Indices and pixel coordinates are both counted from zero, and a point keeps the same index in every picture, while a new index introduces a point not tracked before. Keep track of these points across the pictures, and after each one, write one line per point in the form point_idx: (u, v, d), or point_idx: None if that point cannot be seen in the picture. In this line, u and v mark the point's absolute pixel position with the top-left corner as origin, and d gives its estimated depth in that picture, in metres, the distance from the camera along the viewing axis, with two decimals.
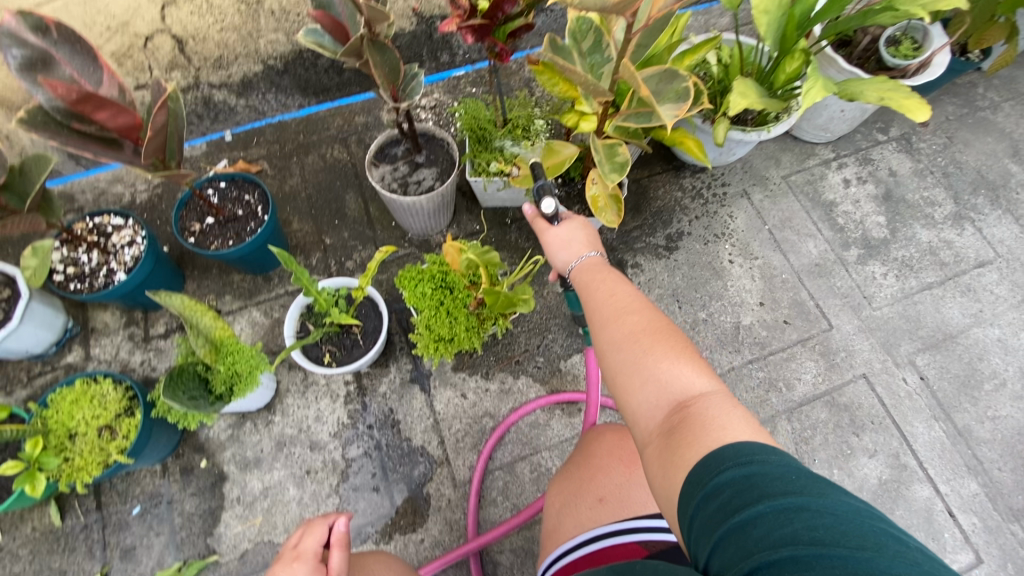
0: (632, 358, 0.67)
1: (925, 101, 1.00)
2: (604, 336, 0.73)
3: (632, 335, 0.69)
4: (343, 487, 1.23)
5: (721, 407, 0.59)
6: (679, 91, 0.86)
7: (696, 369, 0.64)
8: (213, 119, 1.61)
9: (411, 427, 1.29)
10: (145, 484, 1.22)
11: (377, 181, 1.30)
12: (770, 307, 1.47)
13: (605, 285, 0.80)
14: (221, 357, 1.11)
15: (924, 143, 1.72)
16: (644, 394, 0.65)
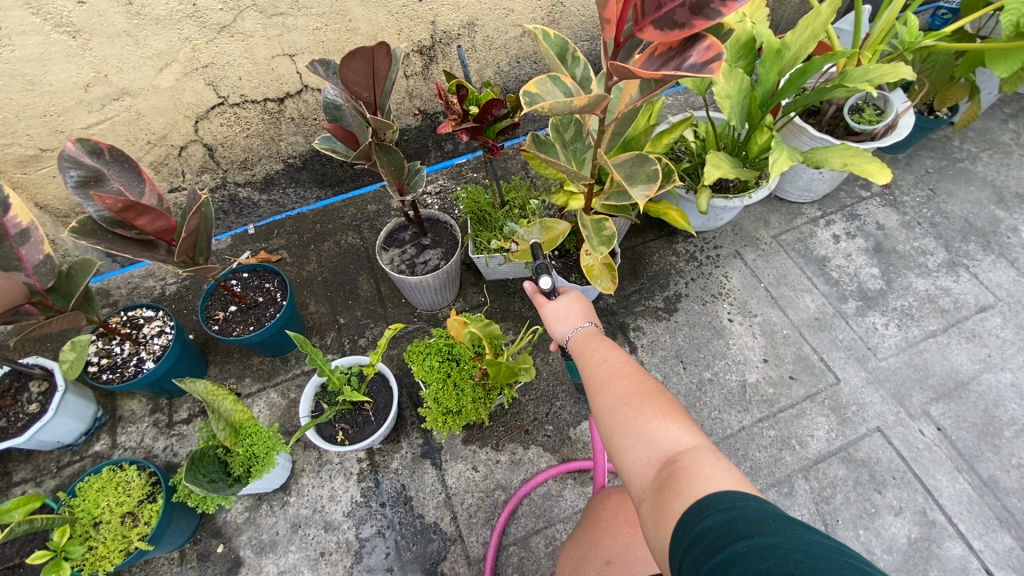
0: (624, 418, 0.74)
1: (884, 165, 1.08)
2: (598, 401, 0.80)
3: (622, 398, 0.76)
4: (357, 569, 1.22)
5: (705, 462, 0.65)
6: (650, 173, 0.96)
7: (680, 429, 0.70)
8: (238, 214, 1.76)
9: (423, 502, 1.29)
10: (162, 573, 1.22)
11: (387, 264, 1.40)
12: (774, 363, 1.48)
13: (600, 353, 0.87)
14: (240, 439, 1.16)
15: (909, 196, 1.79)
16: (635, 451, 0.71)
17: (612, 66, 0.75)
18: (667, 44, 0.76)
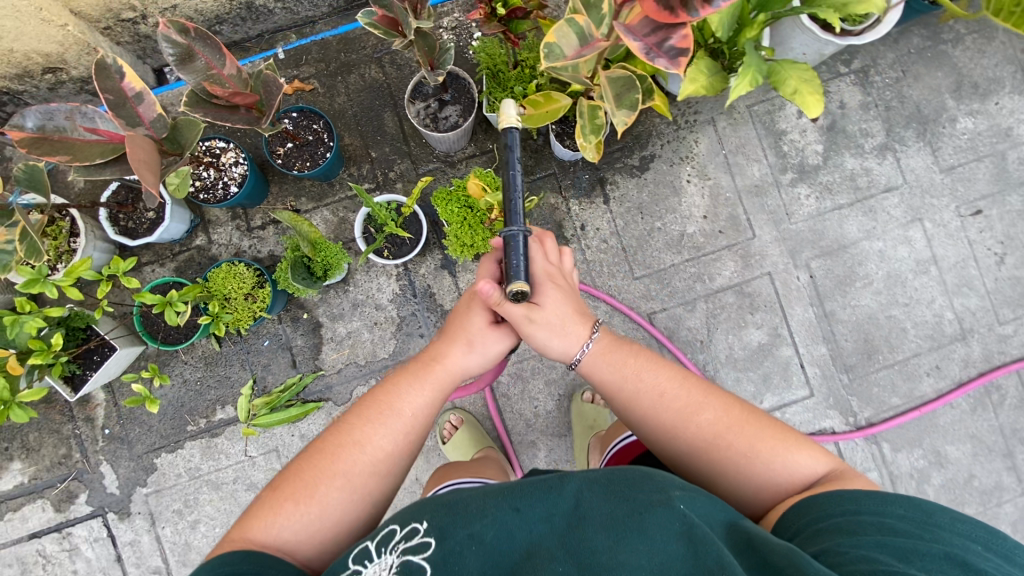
0: (741, 449, 0.99)
1: (819, 100, 1.34)
2: (699, 436, 1.02)
3: (731, 431, 1.01)
4: (399, 334, 1.86)
5: (846, 475, 0.93)
6: (633, 100, 1.25)
7: (806, 454, 0.97)
8: (255, 22, 1.88)
9: (443, 296, 1.87)
10: (269, 327, 1.85)
11: (414, 117, 1.68)
12: (712, 220, 1.93)
13: (642, 376, 1.11)
14: (318, 252, 1.63)
15: (881, 76, 1.99)
16: (757, 475, 0.97)
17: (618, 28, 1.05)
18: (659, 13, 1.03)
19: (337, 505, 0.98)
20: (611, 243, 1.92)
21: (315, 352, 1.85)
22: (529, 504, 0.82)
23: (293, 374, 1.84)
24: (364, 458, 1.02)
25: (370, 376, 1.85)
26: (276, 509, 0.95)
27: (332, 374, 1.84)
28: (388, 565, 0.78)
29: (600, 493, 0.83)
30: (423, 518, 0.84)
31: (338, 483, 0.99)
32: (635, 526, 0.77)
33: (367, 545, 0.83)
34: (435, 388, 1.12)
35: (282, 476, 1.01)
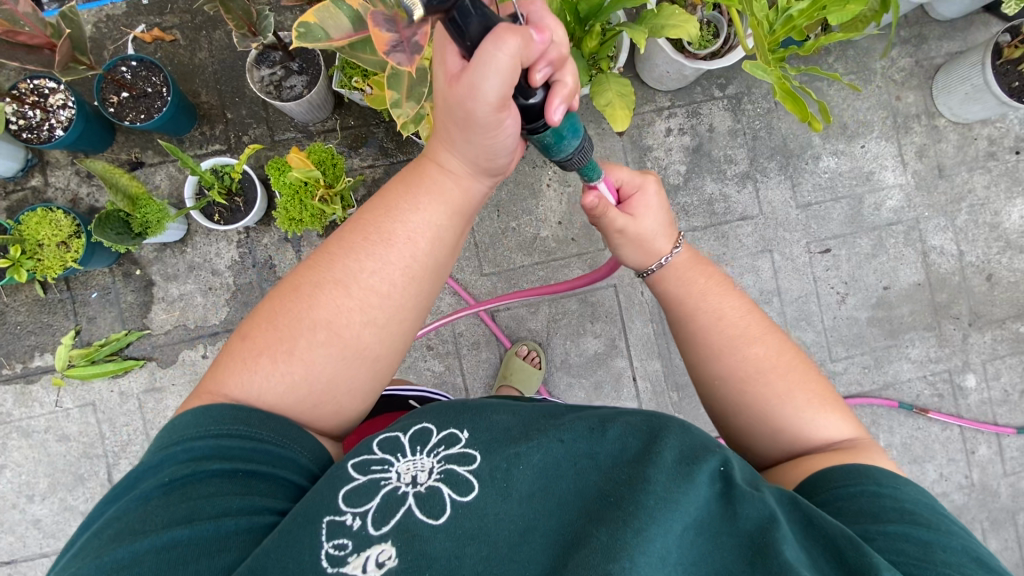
0: (778, 391, 0.93)
1: (624, 117, 1.37)
2: (738, 364, 0.96)
3: (784, 376, 0.94)
4: (234, 302, 1.83)
5: (872, 452, 0.88)
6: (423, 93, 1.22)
7: (838, 416, 0.93)
8: None
9: (283, 269, 1.84)
10: (98, 279, 1.80)
11: (256, 83, 1.66)
12: (566, 226, 1.95)
13: (710, 290, 1.05)
14: (137, 207, 1.59)
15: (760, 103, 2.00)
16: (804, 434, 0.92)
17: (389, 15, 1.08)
18: None
19: (310, 369, 0.88)
20: (463, 237, 1.93)
21: (144, 310, 1.81)
22: (565, 427, 0.81)
23: (118, 329, 1.80)
24: (343, 322, 0.89)
25: (198, 340, 1.82)
26: (250, 364, 0.87)
27: (160, 334, 1.81)
28: (425, 467, 0.80)
29: (648, 436, 0.79)
30: (464, 428, 0.85)
31: (308, 344, 0.88)
32: (687, 459, 0.75)
33: (400, 439, 0.86)
34: (433, 218, 0.95)
35: (249, 323, 0.92)
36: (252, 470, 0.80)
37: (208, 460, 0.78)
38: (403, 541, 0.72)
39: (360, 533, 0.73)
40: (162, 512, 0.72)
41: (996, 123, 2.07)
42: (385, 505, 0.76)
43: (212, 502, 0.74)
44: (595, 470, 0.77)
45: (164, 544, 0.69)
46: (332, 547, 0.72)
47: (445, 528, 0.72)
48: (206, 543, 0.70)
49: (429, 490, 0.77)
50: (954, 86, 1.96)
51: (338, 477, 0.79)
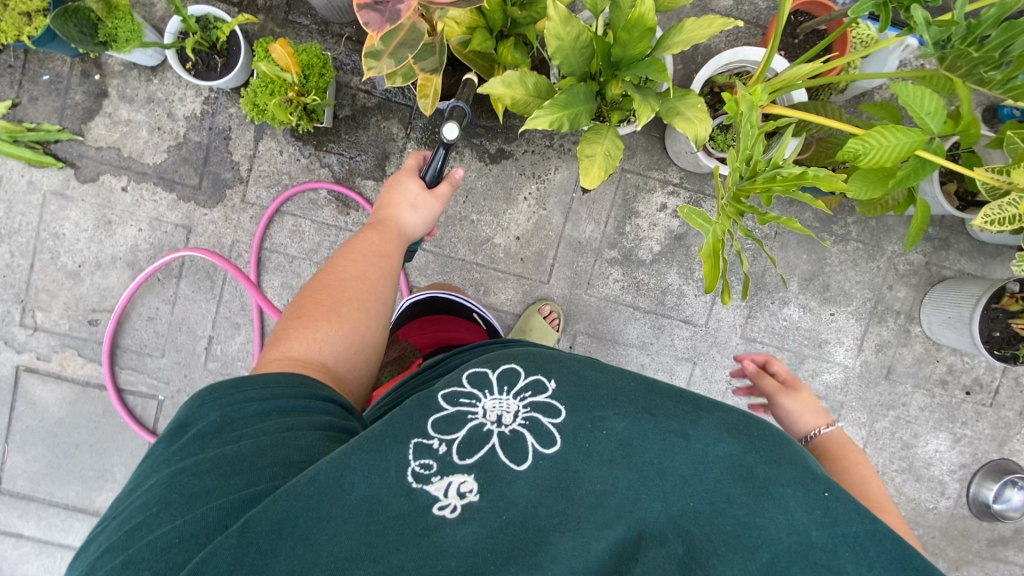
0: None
1: (595, 179, 1.28)
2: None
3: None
4: (176, 153, 1.77)
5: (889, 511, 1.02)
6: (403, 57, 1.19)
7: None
8: None
9: (236, 146, 1.78)
10: (56, 65, 1.72)
11: None
12: (521, 244, 1.89)
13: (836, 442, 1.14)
14: (111, 17, 1.49)
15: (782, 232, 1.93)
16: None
17: None
18: None
19: (360, 327, 1.14)
20: None
21: (86, 116, 1.74)
22: (563, 385, 0.88)
23: (52, 122, 1.73)
24: (378, 298, 1.20)
25: (124, 171, 1.76)
26: (314, 328, 1.08)
27: (91, 147, 1.75)
28: (511, 409, 0.87)
29: (647, 413, 0.84)
30: (551, 378, 0.89)
31: (357, 308, 1.15)
32: (678, 441, 0.81)
33: (488, 374, 0.92)
34: (396, 238, 1.32)
35: (303, 302, 1.14)
36: (287, 405, 0.88)
37: (265, 399, 0.88)
38: (486, 478, 0.81)
39: (447, 460, 0.82)
40: (212, 438, 0.82)
41: (962, 354, 2.03)
42: (470, 439, 0.85)
43: (253, 438, 0.81)
44: (605, 436, 0.82)
45: (221, 456, 0.78)
46: (419, 465, 0.81)
47: (528, 476, 0.81)
48: (252, 453, 0.78)
49: (514, 434, 0.85)
50: (943, 304, 1.90)
51: (425, 403, 0.88)
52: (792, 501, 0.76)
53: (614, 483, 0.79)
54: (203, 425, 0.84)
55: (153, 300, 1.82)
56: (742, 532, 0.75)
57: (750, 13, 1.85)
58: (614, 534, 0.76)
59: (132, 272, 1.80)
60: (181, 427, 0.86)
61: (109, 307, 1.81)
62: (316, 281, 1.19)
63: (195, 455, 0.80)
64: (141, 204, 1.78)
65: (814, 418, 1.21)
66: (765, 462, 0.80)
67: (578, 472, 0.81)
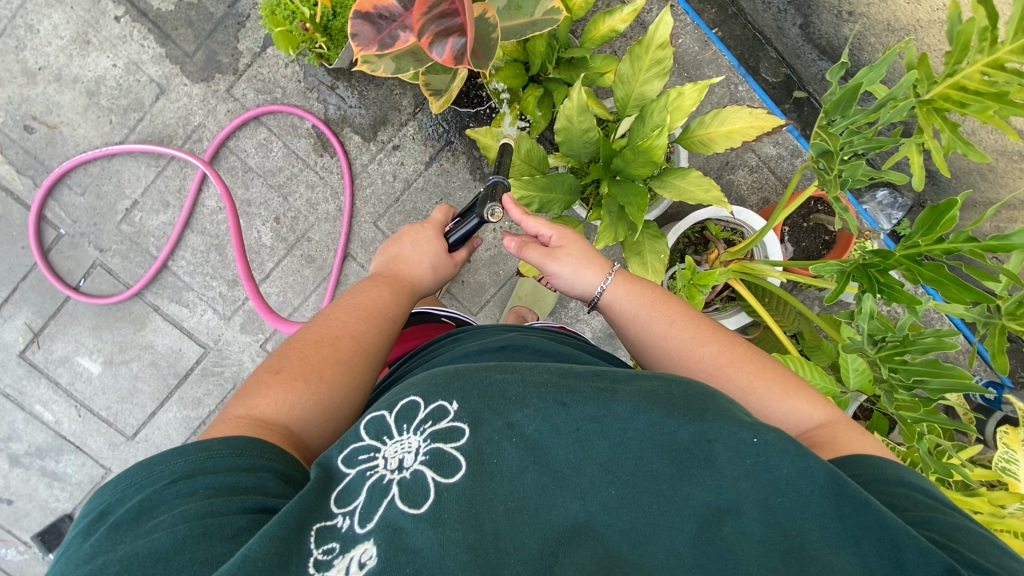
0: (737, 387, 0.85)
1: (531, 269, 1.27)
2: (694, 368, 0.89)
3: (744, 371, 0.86)
4: (184, 12, 1.68)
5: (847, 433, 0.79)
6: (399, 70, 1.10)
7: (806, 404, 0.83)
8: None
9: (245, 36, 1.69)
10: None
11: None
12: (468, 268, 1.86)
13: (658, 302, 0.99)
14: None
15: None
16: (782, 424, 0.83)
17: None
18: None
19: (346, 398, 0.82)
20: (393, 184, 1.76)
21: None
22: (467, 399, 0.67)
23: None
24: (372, 362, 0.89)
25: (126, 2, 1.67)
26: (286, 386, 0.78)
27: None
28: (412, 448, 0.64)
29: (558, 403, 0.66)
30: (454, 398, 0.67)
31: (345, 370, 0.84)
32: (593, 428, 0.64)
33: (385, 417, 0.68)
34: (406, 294, 1.04)
35: (286, 354, 0.84)
36: (220, 481, 0.60)
37: (192, 475, 0.60)
38: (387, 536, 0.56)
39: (348, 535, 0.57)
40: (128, 532, 0.56)
41: None
42: (370, 498, 0.60)
43: (168, 515, 0.56)
44: (516, 445, 0.63)
45: (127, 559, 0.53)
46: (318, 554, 0.55)
47: (430, 515, 0.57)
48: (167, 551, 0.53)
49: (415, 476, 0.61)
50: None
51: (322, 477, 0.64)
52: (723, 464, 0.61)
53: (529, 494, 0.60)
54: (120, 512, 0.58)
55: (96, 138, 1.73)
56: (675, 507, 0.59)
57: (784, 171, 1.81)
58: (529, 553, 0.55)
59: (87, 101, 1.71)
60: (99, 515, 0.59)
61: (50, 122, 1.72)
62: (303, 333, 0.89)
63: (106, 554, 0.55)
64: (125, 42, 1.68)
65: (592, 273, 1.04)
66: (689, 422, 0.64)
67: (490, 493, 0.60)
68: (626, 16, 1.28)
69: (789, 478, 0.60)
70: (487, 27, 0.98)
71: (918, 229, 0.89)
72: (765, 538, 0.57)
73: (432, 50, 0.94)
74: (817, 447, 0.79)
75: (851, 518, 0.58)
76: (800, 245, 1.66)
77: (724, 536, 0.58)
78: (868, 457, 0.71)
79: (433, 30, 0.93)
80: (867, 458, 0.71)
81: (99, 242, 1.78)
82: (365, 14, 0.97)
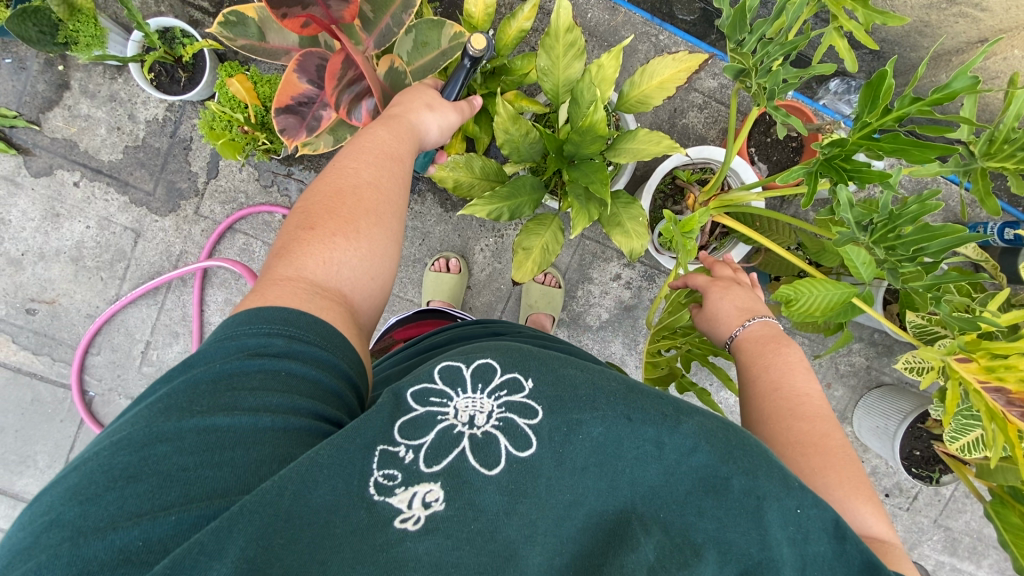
0: (807, 469, 0.77)
1: (521, 275, 1.30)
2: (777, 434, 0.82)
3: (835, 460, 0.78)
4: (133, 155, 1.75)
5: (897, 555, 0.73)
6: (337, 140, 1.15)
7: (870, 509, 0.75)
8: None
9: (196, 157, 1.76)
10: (22, 50, 1.71)
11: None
12: (471, 294, 1.89)
13: (780, 354, 0.93)
14: (74, 18, 1.45)
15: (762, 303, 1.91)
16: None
17: (305, 57, 0.99)
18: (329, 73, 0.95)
19: (387, 253, 0.86)
20: None
21: (45, 106, 1.73)
22: (542, 382, 0.70)
23: (9, 107, 1.72)
24: (399, 212, 0.89)
25: (79, 166, 1.75)
26: (328, 243, 0.79)
27: (46, 137, 1.74)
28: (484, 409, 0.69)
29: (624, 417, 0.67)
30: (530, 377, 0.71)
31: (378, 221, 0.85)
32: (653, 450, 0.66)
33: (461, 369, 0.72)
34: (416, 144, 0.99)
35: (312, 206, 0.83)
36: (300, 371, 0.66)
37: (276, 356, 0.66)
38: (454, 485, 0.63)
39: (412, 469, 0.64)
40: (206, 391, 0.61)
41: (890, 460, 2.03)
42: (439, 443, 0.66)
43: (254, 394, 0.62)
44: (582, 442, 0.66)
45: (207, 427, 0.58)
46: (381, 477, 0.63)
47: (500, 481, 0.64)
48: (248, 434, 0.59)
49: (487, 438, 0.67)
50: (874, 412, 1.88)
51: (392, 401, 0.68)
52: (772, 523, 0.64)
53: (586, 494, 0.65)
54: (202, 372, 0.63)
55: (94, 298, 1.80)
56: (720, 548, 0.64)
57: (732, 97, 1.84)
58: (577, 549, 0.64)
59: (75, 268, 1.79)
60: (181, 366, 0.66)
61: (48, 298, 1.80)
62: (320, 182, 0.86)
63: (180, 416, 0.59)
64: (90, 202, 1.76)
65: (733, 318, 1.06)
66: (743, 474, 0.65)
67: (551, 479, 0.65)
68: (528, 14, 1.32)
69: (826, 554, 0.65)
70: (400, 76, 1.08)
71: (863, 108, 0.90)
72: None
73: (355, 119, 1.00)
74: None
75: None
76: (772, 160, 1.68)
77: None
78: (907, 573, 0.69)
79: (347, 98, 0.98)
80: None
81: (129, 390, 1.85)
82: (286, 107, 1.01)
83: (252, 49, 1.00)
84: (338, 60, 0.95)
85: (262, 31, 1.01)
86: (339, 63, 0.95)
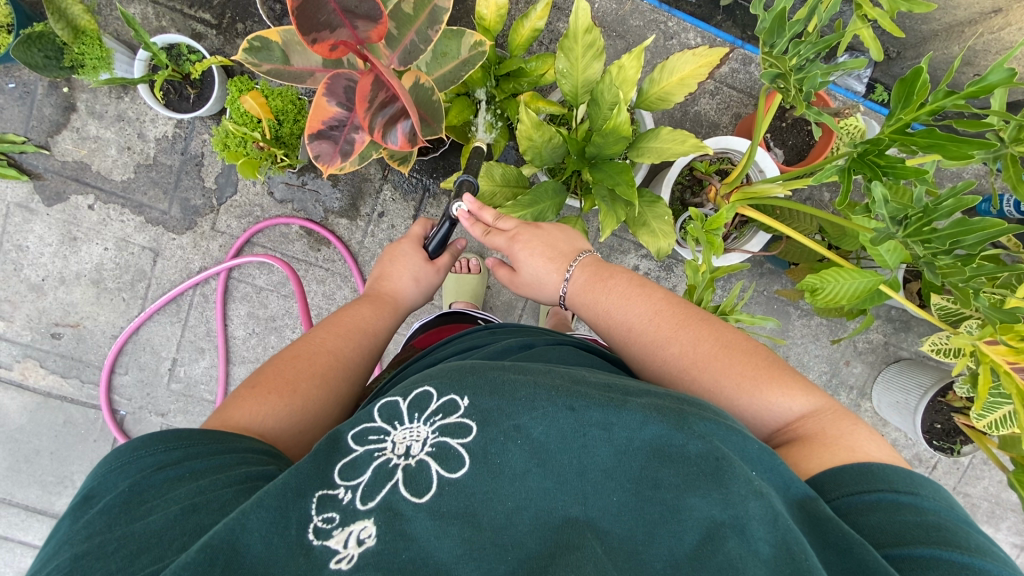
0: (704, 386, 0.85)
1: None
2: (661, 370, 0.90)
3: (718, 363, 0.85)
4: (145, 174, 1.74)
5: (828, 423, 0.77)
6: (368, 154, 1.18)
7: (781, 394, 0.81)
8: None
9: (208, 172, 1.75)
10: (24, 74, 1.69)
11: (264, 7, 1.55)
12: (490, 293, 1.89)
13: (611, 287, 1.00)
14: (79, 41, 1.42)
15: (780, 287, 1.91)
16: (760, 422, 0.82)
17: (333, 75, 0.99)
18: (360, 99, 0.95)
19: (317, 405, 0.87)
20: (393, 247, 1.81)
21: (53, 129, 1.71)
22: (477, 396, 0.68)
23: (18, 133, 1.71)
24: (350, 373, 0.96)
25: (92, 189, 1.74)
26: (259, 399, 0.82)
27: (56, 161, 1.73)
28: (420, 437, 0.67)
29: (566, 408, 0.65)
30: (465, 395, 0.68)
31: (321, 381, 0.90)
32: (601, 433, 0.63)
33: (399, 404, 0.71)
34: (390, 312, 1.11)
35: (264, 368, 0.89)
36: (205, 464, 0.66)
37: (181, 461, 0.65)
38: (387, 517, 0.60)
39: (349, 509, 0.61)
40: (122, 510, 0.59)
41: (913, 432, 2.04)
42: (375, 479, 0.64)
43: (165, 496, 0.61)
44: (520, 446, 0.63)
45: (125, 539, 0.56)
46: (319, 521, 0.60)
47: (431, 506, 0.60)
48: (161, 528, 0.57)
49: (420, 465, 0.64)
50: (893, 388, 1.87)
51: (328, 446, 0.67)
52: (735, 484, 0.59)
53: (530, 497, 0.61)
54: (108, 498, 0.61)
55: (117, 319, 1.81)
56: (677, 518, 0.59)
57: (743, 83, 1.82)
58: (526, 553, 0.57)
59: (96, 290, 1.79)
60: (85, 499, 0.62)
61: (72, 322, 1.80)
62: (287, 348, 0.95)
63: (100, 535, 0.57)
64: (107, 224, 1.76)
65: (554, 269, 1.08)
66: (698, 436, 0.63)
67: (486, 494, 0.61)
68: (541, 13, 1.28)
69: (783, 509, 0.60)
70: (427, 92, 1.07)
71: (896, 106, 0.90)
72: (771, 560, 0.55)
73: (389, 142, 1.00)
74: (799, 439, 0.77)
75: (826, 545, 0.59)
76: (788, 144, 1.67)
77: (725, 552, 0.56)
78: (877, 469, 0.67)
79: (382, 122, 0.97)
80: (874, 465, 0.68)
81: (159, 407, 1.84)
82: (320, 135, 1.02)
83: (277, 73, 1.03)
84: (368, 83, 0.94)
85: (286, 55, 1.04)
86: (370, 86, 0.94)
